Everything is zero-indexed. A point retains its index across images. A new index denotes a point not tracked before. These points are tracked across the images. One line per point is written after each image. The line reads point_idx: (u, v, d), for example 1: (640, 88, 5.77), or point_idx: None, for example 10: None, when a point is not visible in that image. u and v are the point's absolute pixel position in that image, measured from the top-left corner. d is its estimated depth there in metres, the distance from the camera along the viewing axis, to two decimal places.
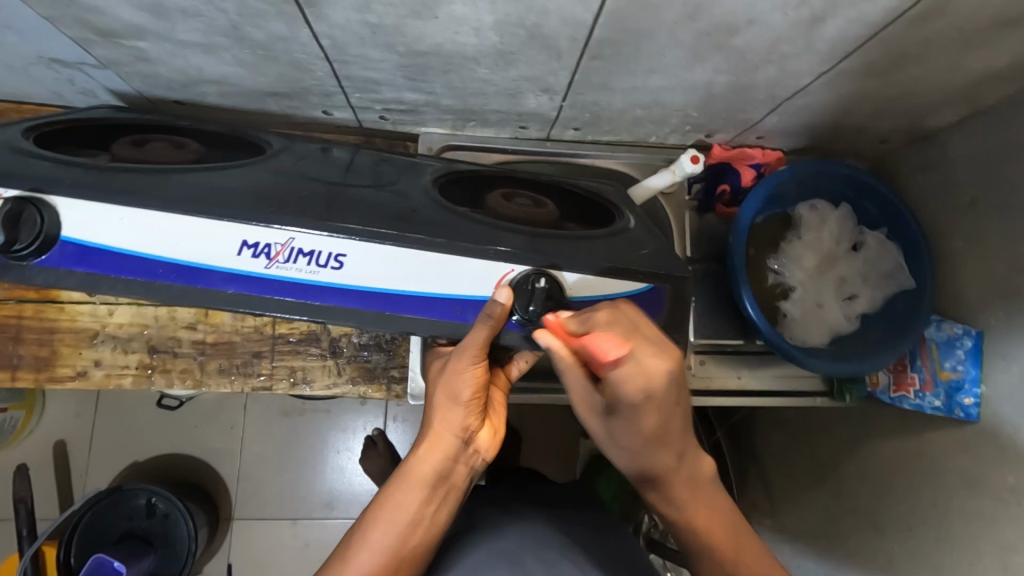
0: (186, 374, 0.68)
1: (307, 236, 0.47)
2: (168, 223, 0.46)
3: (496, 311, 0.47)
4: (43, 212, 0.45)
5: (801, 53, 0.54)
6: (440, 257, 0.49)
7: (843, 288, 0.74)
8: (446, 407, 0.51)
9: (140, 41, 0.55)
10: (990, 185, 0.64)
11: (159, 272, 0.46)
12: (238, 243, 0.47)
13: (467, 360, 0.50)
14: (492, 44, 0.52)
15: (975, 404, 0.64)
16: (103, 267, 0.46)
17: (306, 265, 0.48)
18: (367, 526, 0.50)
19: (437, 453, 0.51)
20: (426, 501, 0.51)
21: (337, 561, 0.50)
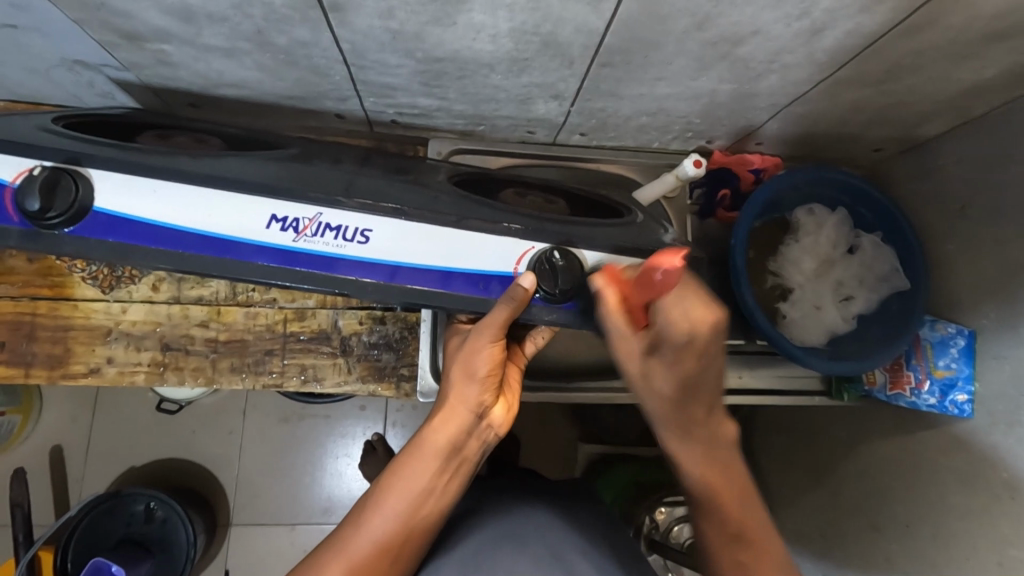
0: (198, 372, 0.68)
1: (333, 211, 0.50)
2: (199, 196, 0.48)
3: (521, 293, 0.50)
4: (79, 182, 0.47)
5: (801, 63, 0.56)
6: (465, 237, 0.52)
7: (840, 290, 0.77)
8: (461, 382, 0.54)
9: (165, 45, 0.57)
10: (980, 191, 0.67)
11: (188, 243, 0.49)
12: (267, 217, 0.49)
13: (486, 336, 0.53)
14: (507, 51, 0.54)
15: (969, 401, 0.66)
16: (133, 238, 0.48)
17: (333, 239, 0.50)
18: (381, 491, 0.52)
19: (453, 424, 0.53)
20: (439, 471, 0.52)
21: (351, 524, 0.51)
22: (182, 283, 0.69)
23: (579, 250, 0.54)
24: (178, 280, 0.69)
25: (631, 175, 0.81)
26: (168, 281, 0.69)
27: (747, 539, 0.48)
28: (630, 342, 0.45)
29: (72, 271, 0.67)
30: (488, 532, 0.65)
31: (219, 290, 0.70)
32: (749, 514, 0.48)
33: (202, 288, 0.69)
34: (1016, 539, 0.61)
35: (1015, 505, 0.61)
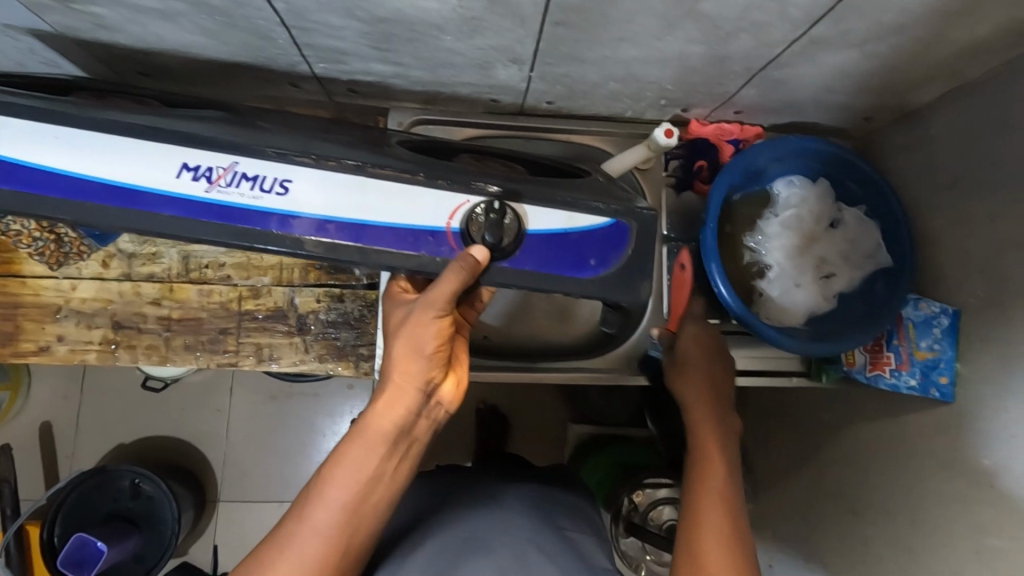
0: (151, 350, 0.67)
1: (249, 160, 0.45)
2: (103, 141, 0.44)
3: (473, 261, 0.45)
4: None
5: (773, 21, 0.52)
6: (396, 188, 0.47)
7: (821, 268, 0.71)
8: (407, 360, 0.48)
9: (95, 6, 0.54)
10: (971, 161, 0.63)
11: (90, 191, 0.44)
12: (177, 165, 0.44)
13: (432, 313, 0.47)
14: (453, 9, 0.51)
15: (950, 383, 0.63)
16: (32, 186, 0.44)
17: (249, 190, 0.45)
18: (324, 481, 0.49)
19: (399, 407, 0.49)
20: (387, 457, 0.50)
21: (295, 515, 0.49)
22: (134, 259, 0.67)
23: (520, 203, 0.48)
24: (129, 256, 0.67)
25: (604, 146, 0.77)
26: (119, 257, 0.67)
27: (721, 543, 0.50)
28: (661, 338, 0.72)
29: (18, 247, 0.65)
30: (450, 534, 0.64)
31: (170, 266, 0.68)
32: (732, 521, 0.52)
33: (155, 264, 0.67)
34: (994, 528, 0.58)
35: (995, 493, 0.58)
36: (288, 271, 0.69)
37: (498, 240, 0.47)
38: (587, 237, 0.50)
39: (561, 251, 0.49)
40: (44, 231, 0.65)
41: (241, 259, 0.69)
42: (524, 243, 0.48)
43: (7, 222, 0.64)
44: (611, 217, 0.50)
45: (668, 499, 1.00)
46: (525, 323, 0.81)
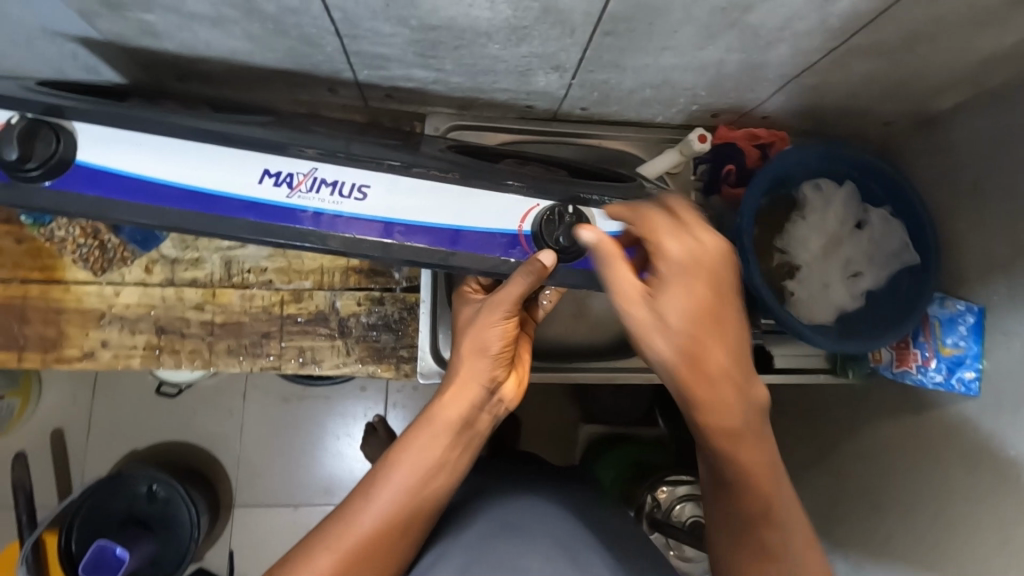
0: (195, 355, 0.67)
1: (329, 166, 0.47)
2: (186, 148, 0.45)
3: (540, 265, 0.50)
4: (61, 134, 0.44)
5: (814, 30, 0.54)
6: (465, 192, 0.50)
7: (849, 268, 0.74)
8: (473, 356, 0.53)
9: (146, 14, 0.54)
10: (992, 165, 0.65)
11: (172, 197, 0.45)
12: (260, 172, 0.46)
13: (498, 313, 0.51)
14: (506, 18, 0.52)
15: (976, 378, 0.65)
16: (115, 191, 0.44)
17: (329, 195, 0.47)
18: (392, 464, 0.50)
19: (465, 399, 0.52)
20: (452, 446, 0.51)
21: (359, 499, 0.49)
22: (177, 265, 0.68)
23: (588, 208, 0.54)
24: (172, 261, 0.68)
25: (635, 151, 0.78)
26: (162, 263, 0.68)
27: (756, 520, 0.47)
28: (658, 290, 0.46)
29: (62, 254, 0.65)
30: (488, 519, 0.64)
31: (213, 272, 0.68)
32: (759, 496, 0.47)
33: (198, 269, 0.68)
34: (1016, 521, 0.60)
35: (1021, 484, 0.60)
36: (329, 274, 0.70)
37: (570, 240, 0.52)
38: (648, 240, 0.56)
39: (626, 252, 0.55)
40: (89, 238, 0.65)
41: (282, 263, 0.70)
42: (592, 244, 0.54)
43: (51, 229, 0.65)
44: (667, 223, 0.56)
45: (689, 495, 1.02)
46: (553, 323, 0.82)
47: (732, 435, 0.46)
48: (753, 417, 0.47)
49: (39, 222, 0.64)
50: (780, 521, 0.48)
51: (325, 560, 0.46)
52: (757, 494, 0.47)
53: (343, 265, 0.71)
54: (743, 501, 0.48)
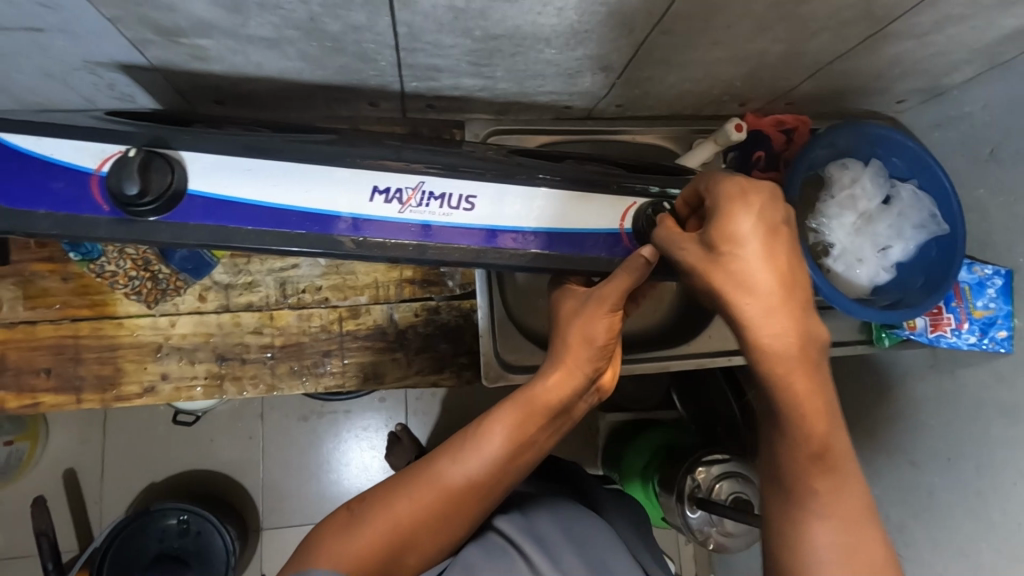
0: (257, 380, 0.66)
1: (436, 179, 0.50)
2: (297, 172, 0.47)
3: (643, 260, 0.50)
4: (174, 167, 0.45)
5: (858, 19, 0.56)
6: (557, 195, 0.53)
7: (879, 241, 0.77)
8: (580, 347, 0.54)
9: (204, 39, 0.53)
10: (1011, 135, 0.69)
11: (292, 221, 0.47)
12: (370, 189, 0.48)
13: (606, 306, 0.52)
14: (570, 24, 0.53)
15: (1009, 336, 0.71)
16: (236, 219, 0.46)
17: (438, 208, 0.50)
18: (484, 434, 0.53)
19: (567, 386, 0.54)
20: (541, 428, 0.54)
21: (447, 458, 0.53)
22: (230, 290, 0.67)
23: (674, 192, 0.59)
24: (226, 287, 0.67)
25: (665, 144, 0.80)
26: (216, 289, 0.66)
27: (830, 508, 0.45)
28: (722, 250, 0.46)
29: (113, 288, 0.64)
30: (550, 516, 0.63)
31: (268, 294, 0.67)
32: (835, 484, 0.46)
33: (251, 293, 0.67)
34: None
35: None
36: (383, 288, 0.70)
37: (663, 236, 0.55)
38: None
39: None
40: (140, 270, 0.63)
41: (337, 280, 0.69)
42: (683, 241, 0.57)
43: (101, 264, 0.62)
44: None
45: (725, 473, 1.05)
46: None
47: (804, 419, 0.45)
48: (825, 399, 0.45)
49: (87, 257, 0.62)
50: (856, 516, 0.45)
51: (405, 508, 0.50)
52: (825, 484, 0.46)
53: (397, 277, 0.71)
54: (807, 488, 0.46)
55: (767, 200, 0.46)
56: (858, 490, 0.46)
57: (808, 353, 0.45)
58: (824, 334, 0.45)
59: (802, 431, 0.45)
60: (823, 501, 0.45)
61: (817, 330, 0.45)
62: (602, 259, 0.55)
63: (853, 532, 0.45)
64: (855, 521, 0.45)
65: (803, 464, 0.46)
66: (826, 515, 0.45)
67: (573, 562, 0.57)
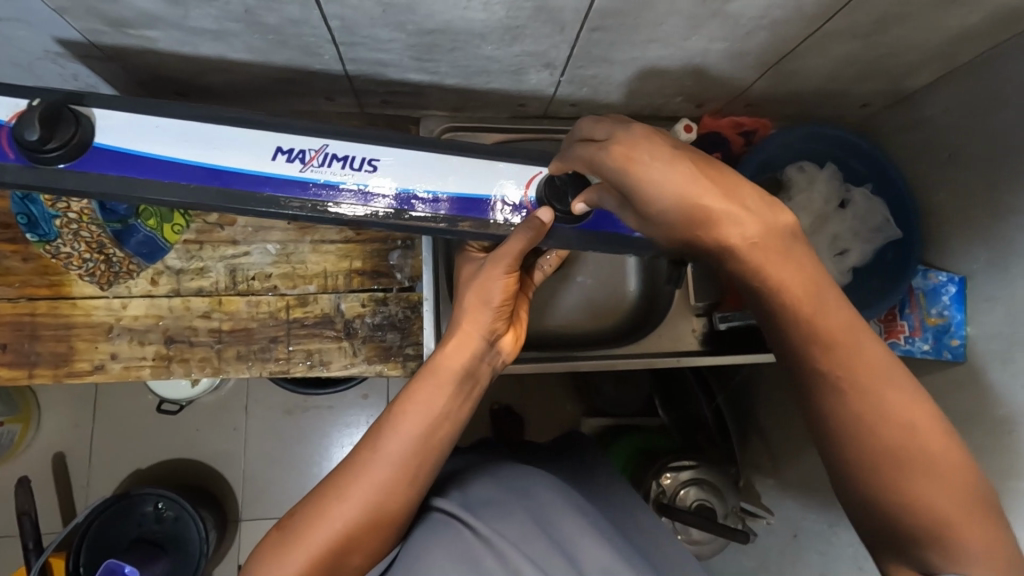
0: (204, 362, 0.68)
1: (340, 143, 0.54)
2: (204, 131, 0.51)
3: (539, 222, 0.55)
4: (81, 120, 0.49)
5: (791, 17, 0.56)
6: (464, 163, 0.58)
7: (837, 244, 0.77)
8: (476, 310, 0.55)
9: (150, 30, 0.55)
10: (967, 139, 0.68)
11: (195, 175, 0.51)
12: (274, 149, 0.53)
13: (501, 267, 0.54)
14: (500, 19, 0.54)
15: (962, 345, 0.68)
16: (139, 171, 0.50)
17: (340, 168, 0.54)
18: (397, 416, 0.51)
19: (467, 349, 0.54)
20: (456, 395, 0.53)
21: (365, 452, 0.51)
22: (182, 275, 0.69)
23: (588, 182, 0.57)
24: (177, 271, 0.69)
25: None
26: (168, 274, 0.69)
27: (862, 387, 0.41)
28: (653, 199, 0.41)
29: (68, 269, 0.66)
30: (494, 486, 0.64)
31: (218, 280, 0.70)
32: (860, 354, 0.40)
33: (202, 278, 0.69)
34: (1013, 473, 0.62)
35: (1011, 441, 0.62)
36: (333, 278, 0.72)
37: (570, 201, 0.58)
38: None
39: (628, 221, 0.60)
40: (95, 253, 0.65)
41: (287, 268, 0.71)
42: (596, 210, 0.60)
43: (56, 245, 0.64)
44: None
45: (693, 480, 1.04)
46: (554, 314, 0.85)
47: (795, 302, 0.40)
48: (808, 272, 0.40)
49: (44, 239, 0.64)
50: (868, 376, 0.41)
51: (337, 511, 0.48)
52: (836, 362, 0.40)
53: (347, 268, 0.72)
54: (814, 371, 0.41)
55: (649, 138, 0.44)
56: (872, 348, 0.41)
57: (778, 236, 0.39)
58: (789, 221, 0.39)
59: (794, 316, 0.40)
60: (847, 383, 0.41)
61: (781, 218, 0.38)
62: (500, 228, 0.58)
63: (897, 395, 0.41)
64: (890, 391, 0.41)
65: (809, 346, 0.40)
66: (859, 395, 0.41)
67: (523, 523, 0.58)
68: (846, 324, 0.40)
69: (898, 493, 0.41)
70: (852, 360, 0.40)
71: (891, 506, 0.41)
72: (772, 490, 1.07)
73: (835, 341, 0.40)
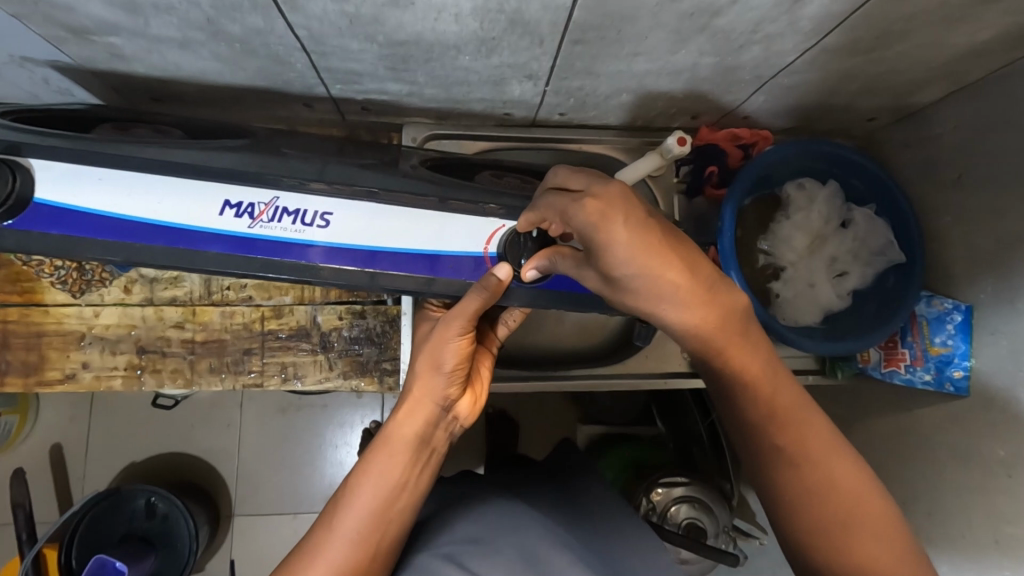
0: (177, 374, 0.67)
1: (291, 195, 0.50)
2: (145, 183, 0.48)
3: (495, 283, 0.51)
4: (18, 172, 0.47)
5: (786, 32, 0.53)
6: (432, 218, 0.53)
7: (835, 267, 0.74)
8: (427, 375, 0.53)
9: (113, 38, 0.54)
10: (977, 161, 0.64)
11: (138, 233, 0.48)
12: (221, 203, 0.49)
13: (453, 331, 0.51)
14: (472, 31, 0.51)
15: (965, 377, 0.64)
16: (81, 229, 0.48)
17: (291, 224, 0.50)
18: (353, 491, 0.50)
19: (418, 417, 0.52)
20: (410, 465, 0.52)
21: (322, 530, 0.50)
22: (155, 284, 0.67)
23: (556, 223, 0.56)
24: (151, 280, 0.67)
25: (615, 155, 0.77)
26: (141, 283, 0.67)
27: (811, 457, 0.45)
28: (620, 271, 0.43)
29: (40, 276, 0.65)
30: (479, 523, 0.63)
31: (192, 290, 0.68)
32: (808, 425, 0.46)
33: (177, 288, 0.68)
34: (1010, 516, 0.59)
35: (1010, 483, 0.59)
36: (309, 289, 0.70)
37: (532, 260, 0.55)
38: None
39: None
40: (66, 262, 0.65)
41: (262, 279, 0.69)
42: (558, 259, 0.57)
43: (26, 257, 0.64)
44: None
45: (685, 497, 1.01)
46: (540, 327, 0.82)
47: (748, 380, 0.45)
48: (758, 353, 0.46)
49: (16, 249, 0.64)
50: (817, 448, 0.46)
51: None
52: (787, 432, 0.46)
53: None
54: (771, 441, 0.46)
55: (614, 198, 0.43)
56: (817, 421, 0.46)
57: (733, 323, 0.44)
58: (742, 302, 0.45)
59: (748, 391, 0.46)
60: (793, 453, 0.46)
61: (738, 299, 0.44)
62: (464, 282, 0.54)
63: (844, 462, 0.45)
64: (837, 464, 0.45)
65: (763, 418, 0.46)
66: (808, 464, 0.45)
67: (506, 552, 0.58)
68: (791, 395, 0.46)
69: (848, 558, 0.44)
70: (798, 430, 0.46)
71: (842, 571, 0.44)
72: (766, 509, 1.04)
73: (783, 414, 0.46)
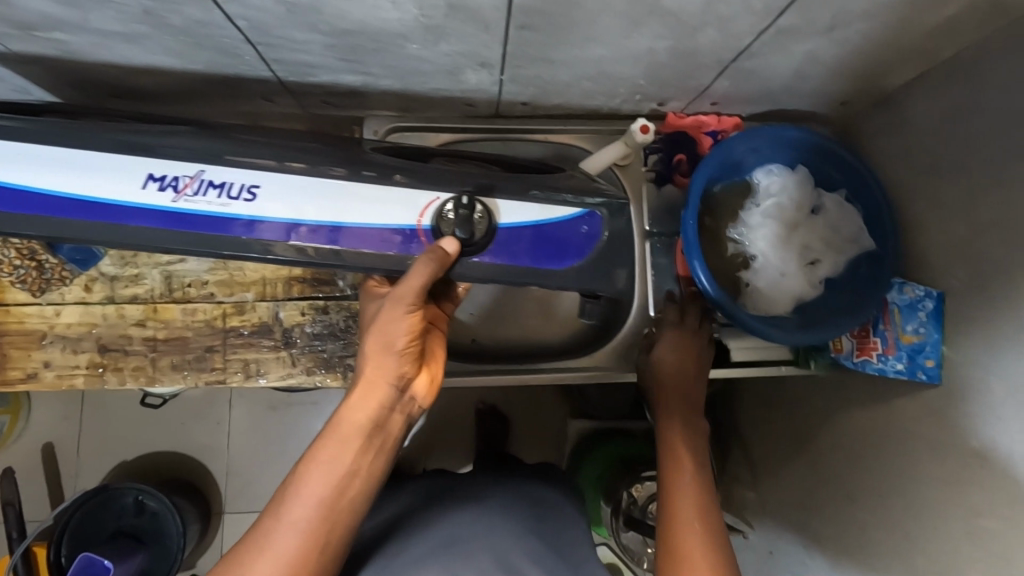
0: (138, 372, 0.67)
1: (217, 169, 0.49)
2: (70, 159, 0.48)
3: (440, 253, 0.50)
4: None
5: (739, 14, 0.51)
6: (369, 193, 0.51)
7: (807, 253, 0.73)
8: (379, 354, 0.51)
9: (58, 32, 0.53)
10: (950, 143, 0.62)
11: (63, 208, 0.48)
12: (144, 176, 0.48)
13: (402, 306, 0.50)
14: (414, 18, 0.50)
15: (937, 366, 0.62)
16: (8, 205, 0.48)
17: (217, 198, 0.49)
18: (301, 477, 0.49)
19: (372, 400, 0.51)
20: (362, 450, 0.50)
21: (270, 518, 0.48)
22: (116, 282, 0.67)
23: (492, 198, 0.53)
24: (112, 278, 0.67)
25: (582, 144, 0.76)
26: (101, 281, 0.67)
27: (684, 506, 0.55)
28: None
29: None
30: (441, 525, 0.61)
31: (153, 287, 0.68)
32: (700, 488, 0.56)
33: (138, 285, 0.68)
34: (983, 509, 0.57)
35: (983, 474, 0.57)
36: (271, 285, 0.70)
37: (463, 234, 0.52)
38: (563, 227, 0.54)
39: (540, 242, 0.54)
40: (26, 259, 0.65)
41: (224, 275, 0.69)
42: (495, 235, 0.53)
43: None
44: (580, 208, 0.54)
45: None
46: None
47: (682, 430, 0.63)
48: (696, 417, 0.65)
49: None
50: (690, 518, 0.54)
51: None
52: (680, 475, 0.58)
53: (286, 275, 0.70)
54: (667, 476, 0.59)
55: None
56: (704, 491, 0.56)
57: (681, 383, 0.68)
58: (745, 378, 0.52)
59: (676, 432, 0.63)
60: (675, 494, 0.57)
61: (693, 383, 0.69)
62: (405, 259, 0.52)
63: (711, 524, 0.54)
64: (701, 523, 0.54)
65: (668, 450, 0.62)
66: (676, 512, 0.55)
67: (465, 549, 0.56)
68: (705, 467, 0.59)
69: None
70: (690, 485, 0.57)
71: None
72: (751, 504, 1.02)
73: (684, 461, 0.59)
